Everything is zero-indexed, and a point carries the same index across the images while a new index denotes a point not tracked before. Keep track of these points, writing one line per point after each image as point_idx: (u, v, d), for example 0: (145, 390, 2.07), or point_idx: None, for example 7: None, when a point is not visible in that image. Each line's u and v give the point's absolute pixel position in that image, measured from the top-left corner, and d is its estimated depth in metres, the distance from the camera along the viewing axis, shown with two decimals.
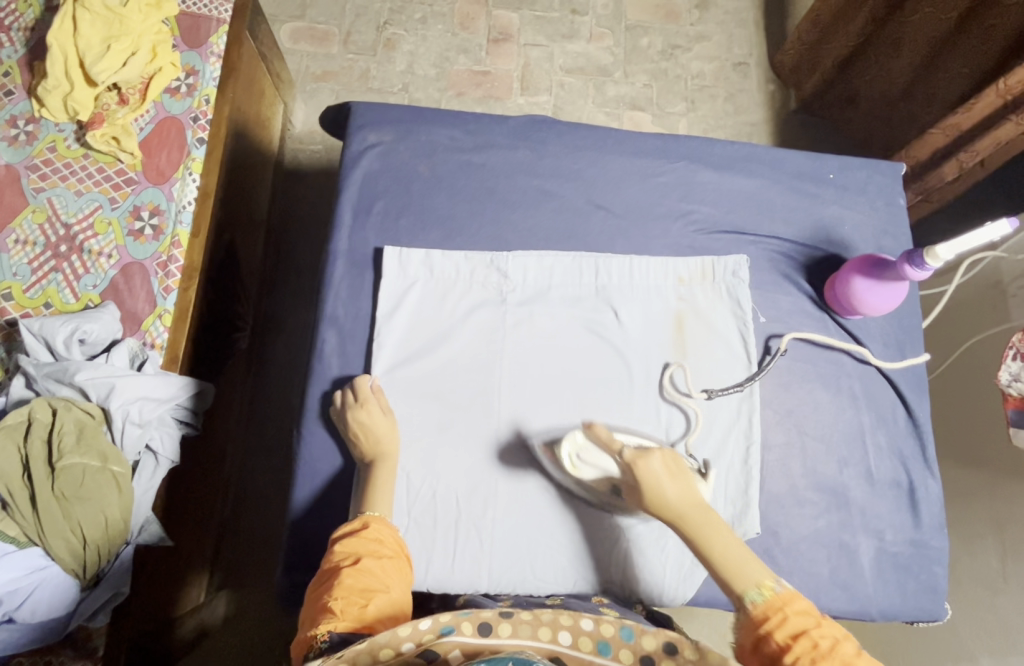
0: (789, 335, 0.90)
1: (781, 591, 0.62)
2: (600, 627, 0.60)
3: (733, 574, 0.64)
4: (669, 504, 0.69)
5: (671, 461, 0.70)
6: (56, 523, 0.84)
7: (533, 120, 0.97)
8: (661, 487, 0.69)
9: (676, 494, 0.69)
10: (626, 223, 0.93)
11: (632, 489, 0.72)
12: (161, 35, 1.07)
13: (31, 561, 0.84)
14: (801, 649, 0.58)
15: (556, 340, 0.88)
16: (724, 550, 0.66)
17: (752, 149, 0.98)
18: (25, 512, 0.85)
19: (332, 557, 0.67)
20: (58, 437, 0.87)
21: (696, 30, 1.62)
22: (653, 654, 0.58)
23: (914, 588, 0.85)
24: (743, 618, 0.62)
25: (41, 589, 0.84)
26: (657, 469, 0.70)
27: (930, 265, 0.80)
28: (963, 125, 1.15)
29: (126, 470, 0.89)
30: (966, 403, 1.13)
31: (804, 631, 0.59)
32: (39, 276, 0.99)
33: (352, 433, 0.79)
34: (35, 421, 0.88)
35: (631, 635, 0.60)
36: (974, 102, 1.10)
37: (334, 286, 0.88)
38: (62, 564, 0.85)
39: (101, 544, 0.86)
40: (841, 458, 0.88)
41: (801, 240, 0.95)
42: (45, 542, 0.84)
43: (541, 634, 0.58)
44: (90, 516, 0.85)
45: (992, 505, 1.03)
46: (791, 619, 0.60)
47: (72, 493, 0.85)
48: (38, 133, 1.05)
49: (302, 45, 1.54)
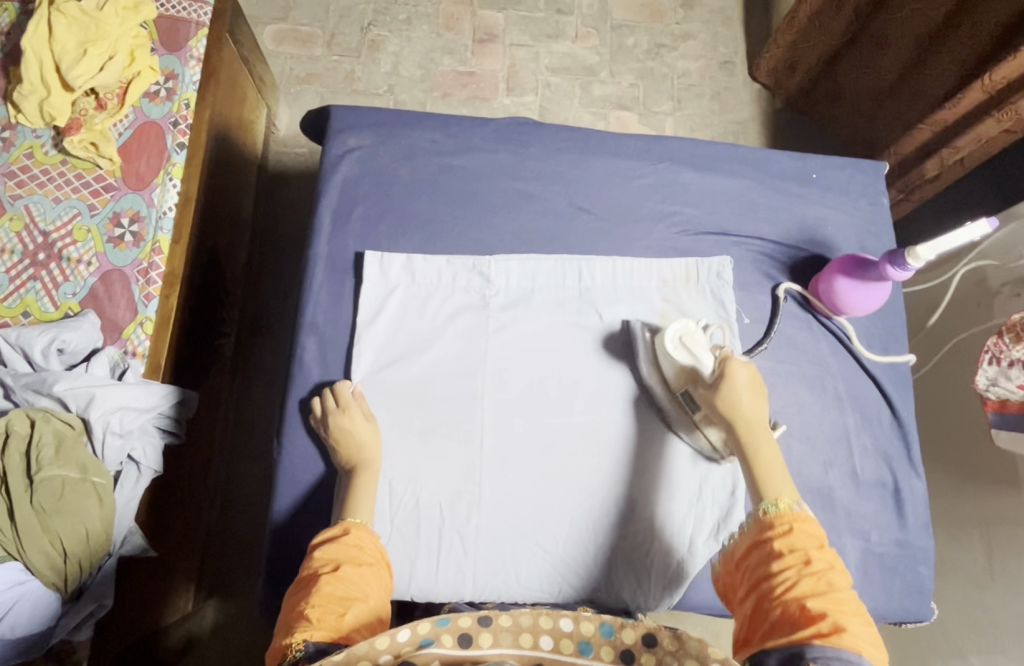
0: (784, 283, 0.92)
1: (799, 510, 0.65)
2: (580, 625, 0.58)
3: (766, 479, 0.69)
4: (740, 407, 0.73)
5: (756, 386, 0.75)
6: (34, 535, 0.82)
7: (515, 122, 0.96)
8: (743, 397, 0.74)
9: (750, 405, 0.74)
10: (608, 226, 0.93)
11: (711, 387, 0.75)
12: (139, 39, 1.05)
13: (12, 574, 0.82)
14: (794, 561, 0.61)
15: (540, 343, 0.87)
16: (771, 459, 0.71)
17: (734, 150, 0.98)
18: (3, 524, 0.83)
19: (312, 563, 0.66)
20: (37, 448, 0.85)
21: (681, 29, 1.62)
22: (633, 648, 0.57)
23: (900, 588, 0.85)
24: (755, 515, 0.67)
25: (21, 604, 0.81)
26: (744, 380, 0.74)
27: (911, 265, 0.80)
28: (948, 119, 1.14)
29: (107, 481, 0.88)
30: (951, 402, 1.13)
31: (803, 549, 0.62)
32: (17, 285, 0.98)
33: (334, 439, 0.78)
34: (12, 432, 0.86)
35: (611, 631, 0.58)
36: (961, 98, 1.09)
37: (315, 292, 0.87)
38: (42, 577, 0.83)
39: (80, 556, 0.85)
40: (826, 459, 0.87)
41: (783, 241, 0.95)
42: (22, 555, 0.82)
43: (521, 641, 0.57)
44: (68, 529, 0.84)
45: (977, 503, 1.03)
46: (794, 532, 0.64)
47: (51, 506, 0.83)
48: (14, 140, 1.03)
49: (286, 47, 1.53)
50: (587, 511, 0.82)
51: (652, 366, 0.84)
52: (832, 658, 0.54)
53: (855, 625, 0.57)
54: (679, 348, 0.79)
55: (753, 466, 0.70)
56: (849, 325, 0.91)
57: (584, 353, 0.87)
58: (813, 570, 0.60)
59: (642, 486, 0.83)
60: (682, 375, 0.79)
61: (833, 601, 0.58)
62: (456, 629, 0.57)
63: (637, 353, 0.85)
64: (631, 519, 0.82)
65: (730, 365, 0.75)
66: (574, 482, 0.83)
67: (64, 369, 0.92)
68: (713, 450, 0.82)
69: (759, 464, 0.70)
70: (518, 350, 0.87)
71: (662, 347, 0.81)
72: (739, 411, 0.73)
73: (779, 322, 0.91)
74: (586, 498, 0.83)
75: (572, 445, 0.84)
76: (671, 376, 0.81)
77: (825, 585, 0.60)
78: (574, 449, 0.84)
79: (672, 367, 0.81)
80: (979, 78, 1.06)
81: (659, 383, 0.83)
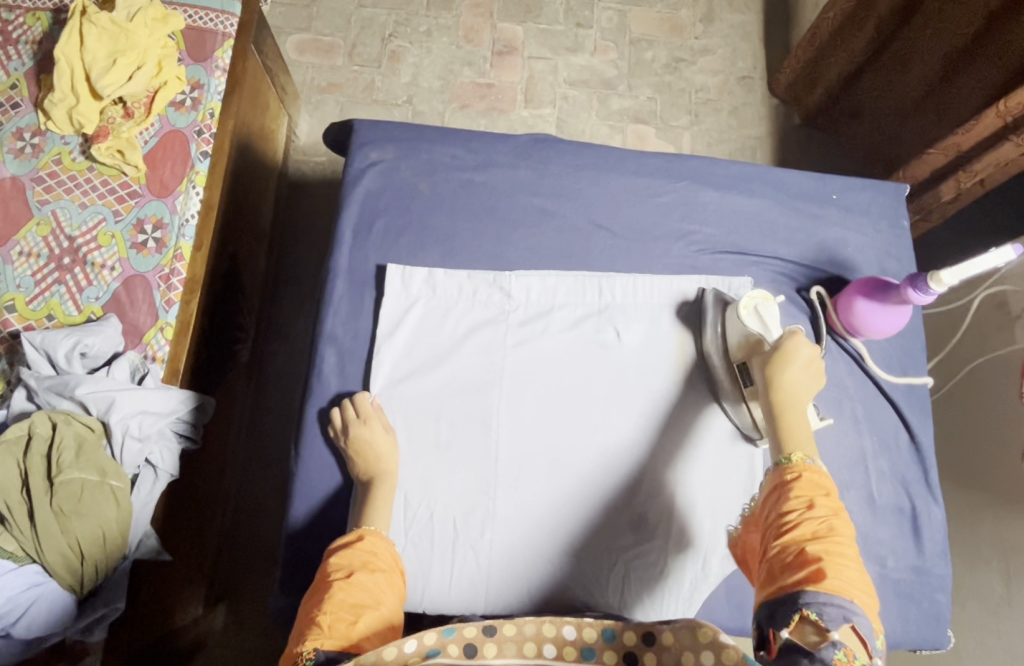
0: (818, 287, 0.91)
1: (811, 465, 0.65)
2: (583, 633, 0.59)
3: (790, 437, 0.69)
4: (785, 375, 0.73)
5: (812, 368, 0.74)
6: (53, 538, 0.83)
7: (535, 139, 0.97)
8: (798, 374, 0.73)
9: (798, 376, 0.73)
10: (626, 243, 0.93)
11: (766, 356, 0.76)
12: (167, 49, 1.06)
13: (26, 579, 0.83)
14: (798, 506, 0.62)
15: (557, 359, 0.88)
16: (799, 424, 0.70)
17: (754, 170, 0.98)
18: (23, 526, 0.84)
19: (327, 567, 0.66)
20: (57, 452, 0.86)
21: (700, 44, 1.63)
22: (635, 649, 0.58)
23: (916, 615, 0.84)
24: (774, 467, 0.67)
25: (39, 604, 0.83)
26: (805, 358, 0.74)
27: (933, 289, 0.80)
28: (961, 144, 1.13)
29: (124, 484, 0.89)
30: (970, 426, 1.11)
31: (809, 495, 0.62)
32: (42, 288, 0.99)
33: (354, 450, 0.79)
34: (36, 435, 0.87)
35: (614, 635, 0.59)
36: (974, 123, 1.08)
37: (334, 304, 0.88)
38: (59, 580, 0.84)
39: (97, 560, 0.86)
40: (842, 482, 0.86)
41: (802, 262, 0.94)
42: (42, 557, 0.84)
43: (525, 650, 0.59)
44: (88, 532, 0.85)
45: (994, 530, 1.02)
46: (803, 480, 0.64)
47: (71, 507, 0.84)
48: (44, 146, 1.05)
49: (308, 56, 1.55)
50: (605, 529, 0.82)
51: (717, 332, 0.86)
52: (824, 602, 0.53)
53: (849, 571, 0.57)
54: (755, 316, 0.82)
55: (781, 424, 0.70)
56: (864, 347, 0.91)
57: (599, 368, 0.88)
58: (814, 514, 0.61)
59: (660, 505, 0.83)
60: (749, 337, 0.82)
61: (833, 547, 0.58)
62: (461, 639, 0.59)
63: (705, 322, 0.87)
64: (645, 535, 0.82)
65: (789, 342, 0.75)
66: (591, 494, 0.83)
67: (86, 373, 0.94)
68: (752, 429, 0.84)
69: (787, 424, 0.70)
70: (536, 364, 0.87)
71: (734, 313, 0.84)
72: (788, 381, 0.73)
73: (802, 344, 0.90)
74: (603, 511, 0.83)
75: (590, 460, 0.84)
76: (735, 343, 0.84)
77: (825, 529, 0.59)
78: (591, 464, 0.84)
79: (740, 334, 0.83)
80: (994, 104, 1.05)
81: (718, 352, 0.85)
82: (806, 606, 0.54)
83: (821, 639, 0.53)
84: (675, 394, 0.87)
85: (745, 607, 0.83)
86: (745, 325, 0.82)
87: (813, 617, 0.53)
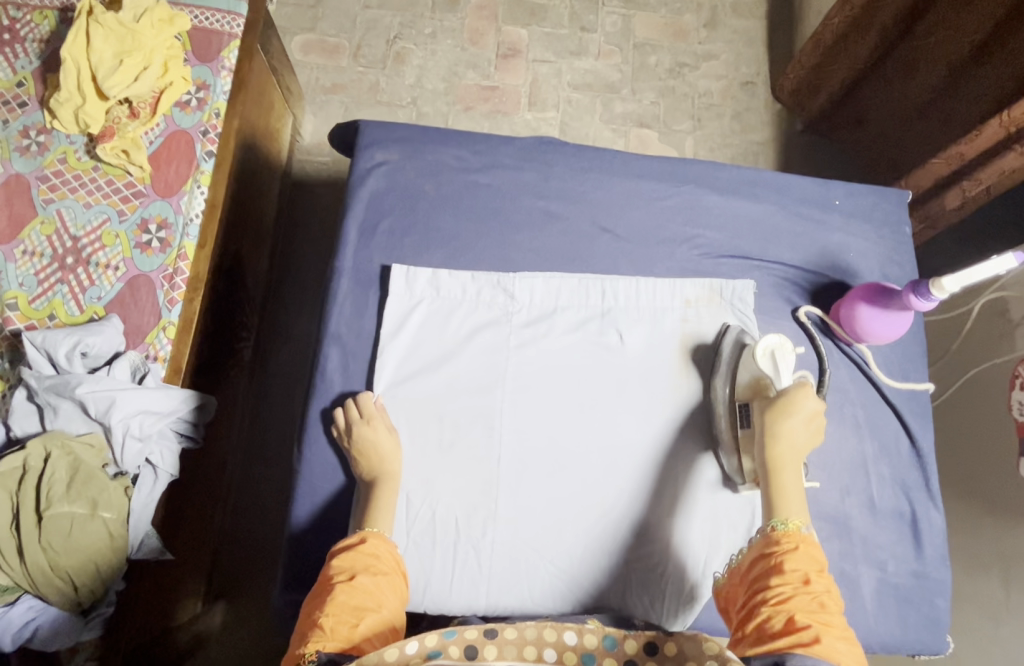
0: (806, 306, 0.92)
1: (806, 534, 0.67)
2: (583, 639, 0.60)
3: (782, 499, 0.70)
4: (785, 429, 0.73)
5: (813, 422, 0.74)
6: (44, 574, 0.83)
7: (540, 141, 0.97)
8: (798, 427, 0.73)
9: (798, 429, 0.73)
10: (630, 247, 0.94)
11: (767, 405, 0.76)
12: (173, 50, 1.07)
13: (21, 615, 0.84)
14: (792, 577, 0.62)
15: (560, 361, 0.88)
16: (790, 485, 0.71)
17: (758, 175, 0.98)
18: (14, 563, 0.84)
19: (329, 570, 0.67)
20: (48, 483, 0.85)
21: (703, 49, 1.63)
22: (636, 656, 0.59)
23: (916, 620, 0.84)
24: (762, 534, 0.68)
25: (35, 637, 0.85)
26: (808, 411, 0.73)
27: (935, 296, 0.80)
28: (964, 154, 1.13)
29: (116, 515, 0.88)
30: (971, 432, 1.12)
31: (805, 568, 0.63)
32: (46, 288, 1.00)
33: (357, 450, 0.79)
34: (28, 468, 0.86)
35: (615, 642, 0.60)
36: (978, 133, 1.08)
37: (338, 303, 0.88)
38: (59, 608, 0.85)
39: (89, 587, 0.86)
40: (843, 487, 0.87)
41: (805, 266, 0.95)
42: (35, 588, 0.84)
43: (525, 654, 0.60)
44: (76, 564, 0.84)
45: (994, 537, 1.02)
46: (797, 549, 0.65)
47: (61, 543, 0.83)
48: (49, 145, 1.06)
49: (313, 57, 1.56)
50: (606, 532, 0.83)
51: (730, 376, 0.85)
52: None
53: (837, 643, 0.58)
54: (770, 361, 0.81)
55: (773, 482, 0.71)
56: (868, 351, 0.91)
57: (602, 371, 0.88)
58: (810, 589, 0.61)
59: (661, 509, 0.84)
60: (757, 380, 0.81)
61: (824, 621, 0.59)
62: (463, 641, 0.59)
63: (719, 366, 0.86)
64: (646, 539, 0.83)
65: (795, 394, 0.74)
66: (593, 497, 0.84)
67: (87, 372, 0.94)
68: (735, 474, 0.83)
69: (780, 483, 0.70)
70: (538, 366, 0.88)
71: (749, 355, 0.83)
72: (786, 435, 0.73)
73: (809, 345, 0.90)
74: (605, 515, 0.83)
75: (592, 463, 0.85)
76: (743, 384, 0.82)
77: (818, 605, 0.60)
78: (593, 466, 0.85)
79: (751, 375, 0.82)
80: (997, 115, 1.05)
81: (724, 396, 0.83)
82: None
83: None
84: (677, 396, 0.88)
85: None
86: (757, 366, 0.81)
87: None
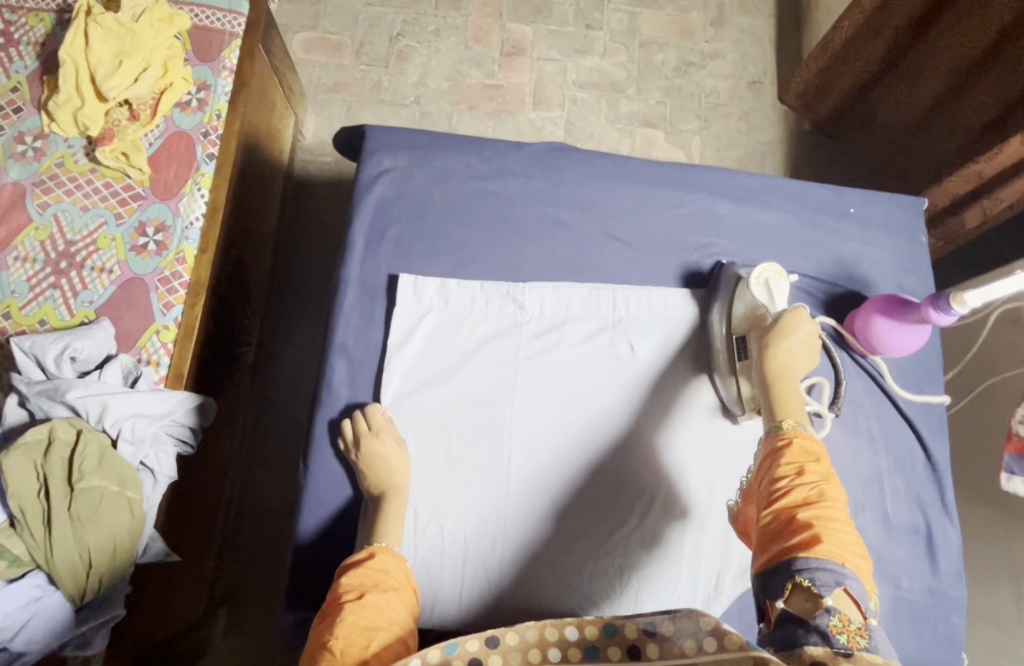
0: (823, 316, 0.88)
1: (801, 429, 0.66)
2: (584, 631, 0.53)
3: (782, 404, 0.69)
4: (780, 347, 0.73)
5: (808, 344, 0.74)
6: (65, 545, 0.81)
7: (550, 147, 0.95)
8: (796, 348, 0.73)
9: (796, 347, 0.73)
10: (641, 256, 0.92)
11: (763, 332, 0.77)
12: (172, 50, 1.05)
13: (27, 592, 0.81)
14: (787, 472, 0.62)
15: (570, 372, 0.87)
16: (791, 393, 0.70)
17: (771, 182, 0.96)
18: (35, 531, 0.82)
19: (338, 589, 0.65)
20: (79, 458, 0.84)
21: (710, 47, 1.61)
22: (638, 642, 0.52)
23: (931, 637, 0.83)
24: (766, 435, 0.67)
25: (37, 619, 0.81)
26: (804, 332, 0.74)
27: (956, 311, 0.78)
28: (984, 172, 1.12)
29: (141, 497, 0.87)
30: (985, 443, 1.10)
31: (799, 461, 0.62)
32: (37, 293, 0.98)
33: (364, 464, 0.77)
34: (55, 440, 0.85)
35: (615, 630, 0.53)
36: (998, 152, 1.07)
37: (344, 314, 0.87)
38: (63, 590, 0.82)
39: (103, 572, 0.84)
40: (858, 502, 0.86)
41: (820, 276, 0.93)
42: (50, 567, 0.82)
43: (530, 659, 0.52)
44: (100, 542, 0.83)
45: (1008, 550, 1.01)
46: (794, 444, 0.64)
47: (87, 515, 0.82)
48: (46, 149, 1.04)
49: (315, 55, 1.53)
50: (617, 546, 0.81)
51: (725, 309, 0.86)
52: (816, 568, 0.54)
53: (841, 536, 0.57)
54: (765, 288, 0.83)
55: (773, 390, 0.70)
56: (883, 364, 0.90)
57: (612, 381, 0.87)
58: (804, 480, 0.61)
59: (672, 523, 0.82)
60: (754, 311, 0.82)
61: (824, 513, 0.58)
62: (466, 654, 0.52)
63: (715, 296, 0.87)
64: (659, 553, 0.81)
65: (788, 316, 0.75)
66: (606, 509, 0.82)
67: (76, 377, 0.92)
68: (735, 402, 0.84)
69: (781, 391, 0.70)
70: (548, 377, 0.86)
71: (743, 285, 0.85)
72: (786, 355, 0.73)
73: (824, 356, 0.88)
74: (618, 528, 0.82)
75: (600, 474, 0.83)
76: (739, 316, 0.84)
77: (816, 495, 0.60)
78: (605, 479, 0.83)
79: (747, 305, 0.84)
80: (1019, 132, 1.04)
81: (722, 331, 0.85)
82: (799, 573, 0.54)
83: (815, 606, 0.52)
84: (689, 405, 0.87)
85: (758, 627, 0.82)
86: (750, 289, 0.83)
87: (806, 583, 0.53)
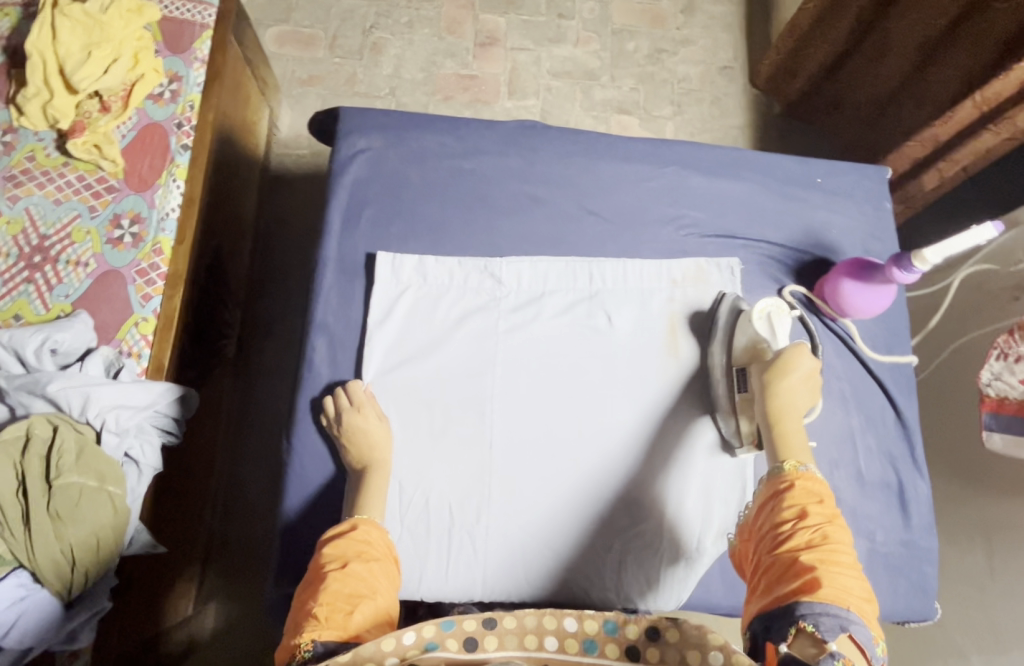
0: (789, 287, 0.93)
1: (804, 471, 0.67)
2: (583, 625, 0.55)
3: (785, 445, 0.71)
4: (781, 386, 0.74)
5: (808, 383, 0.76)
6: (46, 542, 0.81)
7: (523, 125, 0.96)
8: (796, 385, 0.75)
9: (797, 387, 0.75)
10: (615, 228, 0.94)
11: (763, 368, 0.77)
12: (142, 42, 1.04)
13: (10, 593, 0.79)
14: (789, 516, 0.63)
15: (550, 345, 0.88)
16: (794, 433, 0.72)
17: (741, 155, 0.99)
18: (15, 531, 0.81)
19: (321, 559, 0.65)
20: (58, 453, 0.84)
21: (681, 34, 1.64)
22: (637, 644, 0.54)
23: (905, 588, 0.85)
24: (769, 476, 0.69)
25: (25, 619, 0.80)
26: (805, 370, 0.75)
27: (917, 268, 0.82)
28: (939, 136, 1.18)
29: (123, 490, 0.86)
30: (954, 404, 1.14)
31: (802, 503, 0.64)
32: (11, 288, 0.97)
33: (346, 439, 0.78)
34: (33, 436, 0.85)
35: (615, 627, 0.55)
36: (952, 115, 1.12)
37: (324, 294, 0.87)
38: (48, 586, 0.82)
39: (89, 566, 0.83)
40: (832, 460, 0.88)
41: (790, 244, 0.96)
42: (33, 564, 0.81)
43: (526, 644, 0.54)
44: (80, 538, 0.82)
45: (979, 506, 1.04)
46: (796, 487, 0.65)
47: (67, 512, 0.82)
48: (16, 143, 1.03)
49: (288, 49, 1.53)
50: (599, 512, 0.83)
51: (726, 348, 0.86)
52: (820, 613, 0.55)
53: (845, 580, 0.58)
54: (766, 320, 0.85)
55: (776, 430, 0.72)
56: (852, 326, 0.92)
57: (591, 351, 0.88)
58: (808, 523, 0.62)
59: (653, 489, 0.84)
60: (755, 344, 0.84)
61: (827, 556, 0.59)
62: (462, 633, 0.54)
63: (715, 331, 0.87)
64: (641, 517, 0.83)
65: (791, 350, 0.75)
66: (589, 481, 0.84)
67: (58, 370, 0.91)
68: (734, 436, 0.84)
69: (782, 430, 0.72)
70: (529, 351, 0.87)
71: (745, 318, 0.86)
72: (786, 392, 0.74)
73: (796, 323, 0.91)
74: (600, 498, 0.83)
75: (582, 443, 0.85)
76: (741, 348, 0.85)
77: (819, 537, 0.61)
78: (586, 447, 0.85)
79: (749, 337, 0.85)
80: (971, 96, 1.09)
81: (722, 365, 0.85)
82: (803, 619, 0.55)
83: (819, 651, 0.53)
84: (666, 372, 0.88)
85: (739, 586, 0.83)
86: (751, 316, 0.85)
87: (810, 629, 0.55)
